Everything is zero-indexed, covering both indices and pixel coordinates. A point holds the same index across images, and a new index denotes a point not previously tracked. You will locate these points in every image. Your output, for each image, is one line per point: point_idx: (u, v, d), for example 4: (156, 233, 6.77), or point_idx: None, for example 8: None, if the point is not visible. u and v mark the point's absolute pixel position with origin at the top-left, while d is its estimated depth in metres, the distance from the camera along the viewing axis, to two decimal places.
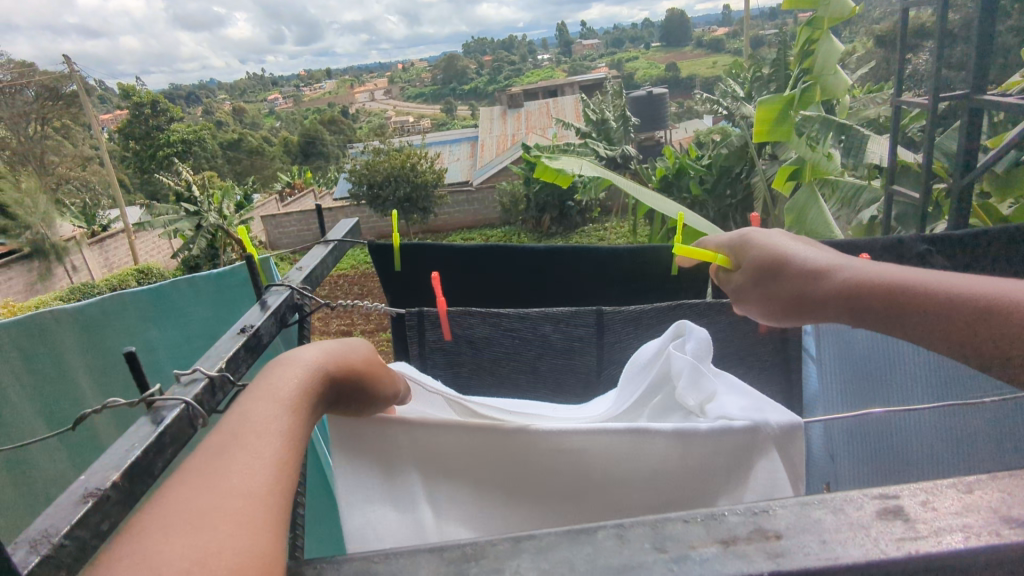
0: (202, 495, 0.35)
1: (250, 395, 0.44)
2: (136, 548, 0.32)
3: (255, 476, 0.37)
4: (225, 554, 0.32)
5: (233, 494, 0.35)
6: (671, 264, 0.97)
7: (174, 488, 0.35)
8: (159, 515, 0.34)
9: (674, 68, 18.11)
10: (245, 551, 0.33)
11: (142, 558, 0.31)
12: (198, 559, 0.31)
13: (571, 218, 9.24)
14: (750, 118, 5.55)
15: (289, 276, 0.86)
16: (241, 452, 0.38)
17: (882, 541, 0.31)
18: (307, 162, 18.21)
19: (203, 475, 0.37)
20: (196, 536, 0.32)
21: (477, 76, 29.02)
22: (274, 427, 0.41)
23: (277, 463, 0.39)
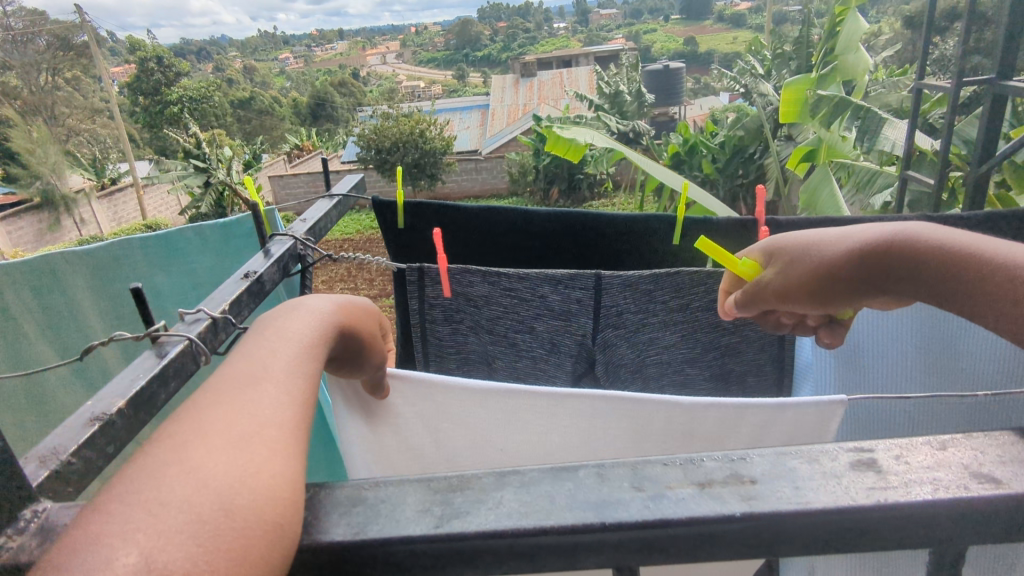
0: (236, 418, 0.36)
1: (270, 336, 0.44)
2: (177, 455, 0.32)
3: (283, 410, 0.38)
4: (267, 473, 0.33)
5: (266, 423, 0.37)
6: (676, 233, 0.98)
7: (208, 412, 0.36)
8: (196, 430, 0.35)
9: (693, 44, 17.78)
10: (281, 473, 0.34)
11: (191, 467, 0.32)
12: (243, 472, 0.33)
13: (580, 191, 9.19)
14: (767, 96, 5.47)
15: (294, 226, 0.87)
16: (273, 385, 0.40)
17: (854, 489, 0.32)
18: (317, 124, 18.12)
19: (236, 402, 0.37)
20: (239, 454, 0.34)
21: (491, 44, 28.59)
22: (302, 370, 0.43)
23: (302, 400, 0.40)
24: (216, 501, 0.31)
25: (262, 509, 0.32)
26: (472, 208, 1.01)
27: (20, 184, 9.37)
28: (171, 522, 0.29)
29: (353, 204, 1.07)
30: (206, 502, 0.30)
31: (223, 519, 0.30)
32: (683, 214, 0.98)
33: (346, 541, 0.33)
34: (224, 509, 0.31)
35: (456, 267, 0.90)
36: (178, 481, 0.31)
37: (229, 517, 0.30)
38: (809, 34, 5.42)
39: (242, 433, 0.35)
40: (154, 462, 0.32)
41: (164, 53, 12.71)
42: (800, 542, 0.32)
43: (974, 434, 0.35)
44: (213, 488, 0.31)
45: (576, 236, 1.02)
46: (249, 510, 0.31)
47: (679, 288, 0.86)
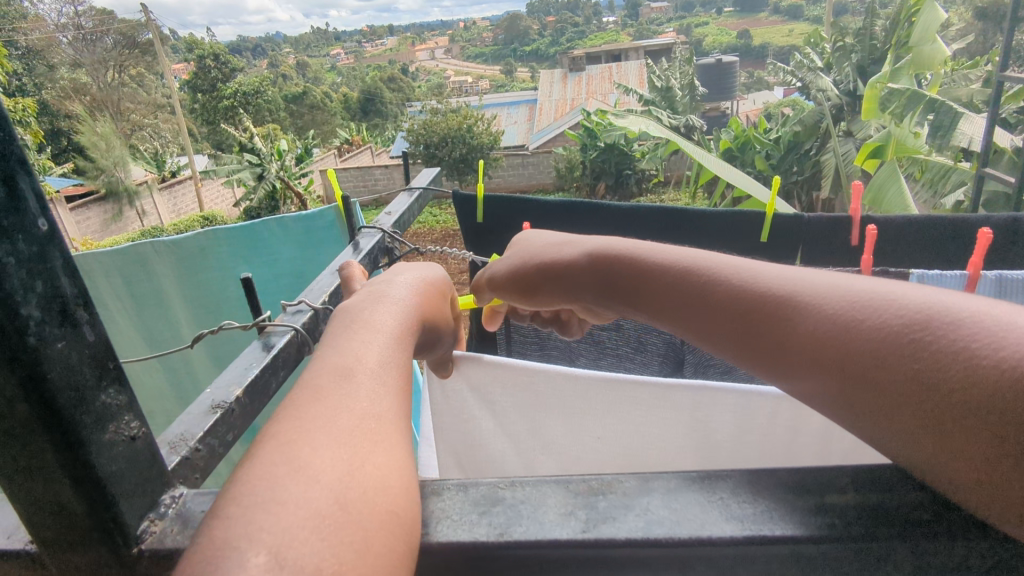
0: (334, 408, 0.34)
1: (359, 322, 0.42)
2: (287, 452, 0.31)
3: (385, 396, 0.36)
4: (374, 466, 0.32)
5: (370, 413, 0.35)
6: (764, 230, 0.96)
7: (308, 403, 0.34)
8: (303, 423, 0.33)
9: (746, 36, 17.31)
10: (388, 463, 0.32)
11: (298, 464, 0.30)
12: (348, 465, 0.31)
13: (628, 187, 9.07)
14: (827, 90, 5.28)
15: (380, 220, 0.88)
16: (367, 367, 0.37)
17: None
18: (365, 119, 18.39)
19: (337, 390, 0.35)
20: (344, 446, 0.32)
21: (538, 38, 28.47)
22: (393, 353, 0.40)
23: (397, 380, 0.38)
24: (329, 497, 0.29)
25: (376, 502, 0.30)
26: (558, 202, 1.02)
27: (88, 177, 9.78)
28: (287, 522, 0.28)
29: (430, 197, 1.07)
30: (319, 499, 0.29)
31: (338, 515, 0.28)
32: (772, 211, 0.96)
33: (491, 543, 0.32)
34: (338, 504, 0.29)
35: None
36: (288, 480, 0.29)
37: (344, 512, 0.29)
38: (874, 25, 5.21)
39: (347, 425, 0.33)
40: (264, 459, 0.31)
41: (221, 50, 13.09)
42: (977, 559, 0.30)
43: None
44: (325, 484, 0.29)
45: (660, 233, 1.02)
46: (362, 504, 0.29)
47: None
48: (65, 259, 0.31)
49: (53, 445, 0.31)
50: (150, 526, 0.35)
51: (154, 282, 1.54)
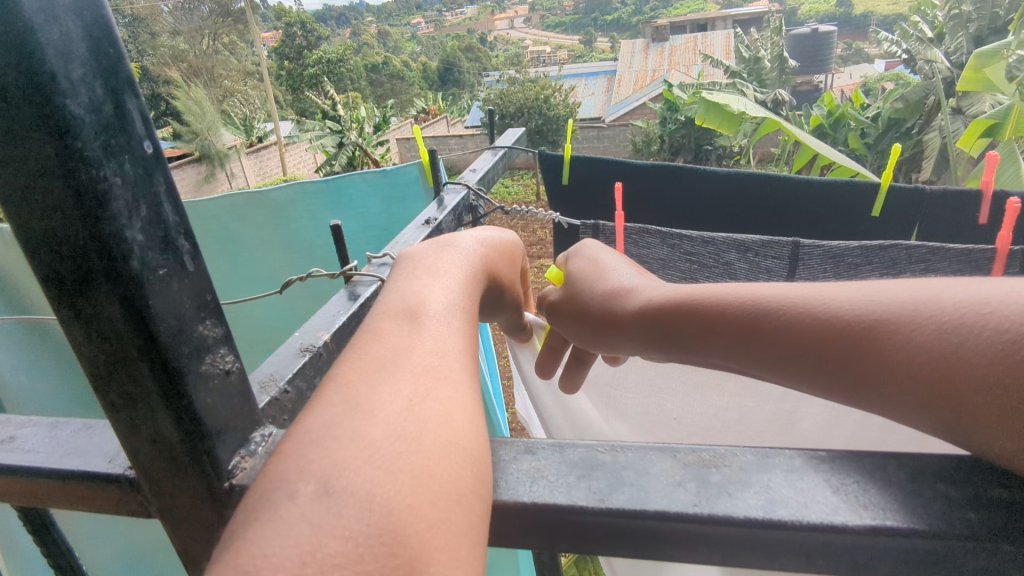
0: (393, 349, 0.32)
1: (417, 271, 0.40)
2: (348, 392, 0.29)
3: (446, 336, 0.34)
4: (435, 403, 0.29)
5: (431, 351, 0.32)
6: (875, 203, 0.89)
7: (366, 347, 0.33)
8: (362, 365, 0.31)
9: (844, 6, 16.20)
10: (451, 398, 0.30)
11: (355, 403, 0.29)
12: (407, 403, 0.29)
13: (707, 163, 8.77)
14: (938, 62, 4.86)
15: (464, 177, 0.86)
16: (429, 313, 0.35)
17: None
18: (443, 89, 18.52)
19: (394, 333, 0.34)
20: (406, 385, 0.30)
21: (620, 7, 27.68)
22: (453, 297, 0.38)
23: (460, 322, 0.36)
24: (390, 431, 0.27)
25: (439, 433, 0.28)
26: (651, 165, 0.97)
27: (182, 139, 10.32)
28: (343, 455, 0.26)
29: (514, 158, 1.04)
30: (379, 434, 0.27)
31: (398, 446, 0.27)
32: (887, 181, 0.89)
33: (587, 509, 0.29)
34: (398, 434, 0.27)
35: (635, 228, 0.87)
36: (343, 418, 0.28)
37: (406, 443, 0.27)
38: None
39: (405, 363, 0.31)
40: (326, 400, 0.30)
41: (308, 18, 13.43)
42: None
43: None
44: (382, 418, 0.28)
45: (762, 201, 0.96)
46: (425, 436, 0.27)
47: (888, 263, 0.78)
48: (167, 185, 0.31)
49: (152, 373, 0.31)
50: (240, 462, 0.35)
51: (249, 234, 1.64)
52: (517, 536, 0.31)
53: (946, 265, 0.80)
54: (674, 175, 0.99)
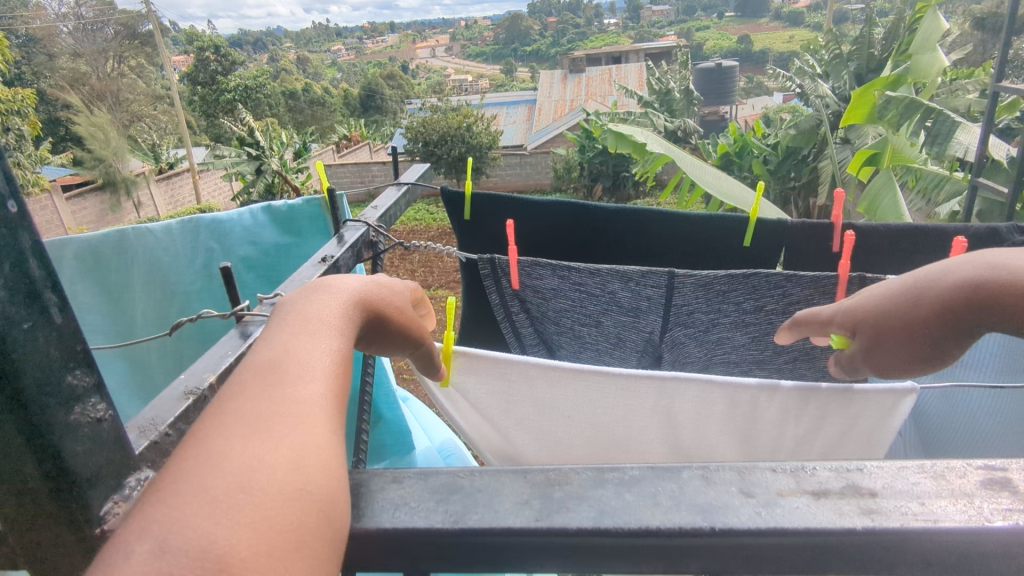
0: (253, 400, 0.34)
1: (290, 317, 0.42)
2: (202, 445, 0.31)
3: (305, 384, 0.36)
4: (289, 451, 0.32)
5: (288, 400, 0.35)
6: (747, 234, 0.98)
7: (228, 401, 0.34)
8: (219, 418, 0.33)
9: (744, 43, 17.39)
10: (302, 445, 0.32)
11: (207, 457, 0.30)
12: (257, 450, 0.31)
13: (624, 189, 9.12)
14: (825, 97, 5.31)
15: (365, 214, 0.88)
16: (298, 362, 0.37)
17: (986, 509, 0.30)
18: (365, 116, 18.41)
19: (259, 384, 0.35)
20: (262, 434, 0.32)
21: (539, 40, 28.56)
22: (322, 341, 0.40)
23: (327, 369, 0.38)
24: (237, 478, 0.29)
25: (286, 481, 0.30)
26: (546, 201, 1.02)
27: (85, 167, 9.74)
28: (184, 510, 0.28)
29: (418, 194, 1.07)
30: (221, 481, 0.29)
31: (242, 497, 0.29)
32: (756, 216, 0.98)
33: (444, 530, 0.32)
34: (242, 486, 0.29)
35: (522, 261, 0.88)
36: (193, 471, 0.30)
37: (247, 494, 0.29)
38: (873, 33, 5.23)
39: (262, 414, 0.33)
40: (181, 451, 0.31)
41: (222, 43, 13.07)
42: (929, 545, 0.30)
43: None
44: (226, 469, 0.30)
45: (648, 232, 1.03)
46: (269, 485, 0.29)
47: (755, 289, 0.81)
48: (34, 243, 0.32)
49: (19, 425, 0.32)
50: (112, 508, 0.36)
51: None
52: (383, 561, 0.34)
53: None
54: (568, 210, 1.04)
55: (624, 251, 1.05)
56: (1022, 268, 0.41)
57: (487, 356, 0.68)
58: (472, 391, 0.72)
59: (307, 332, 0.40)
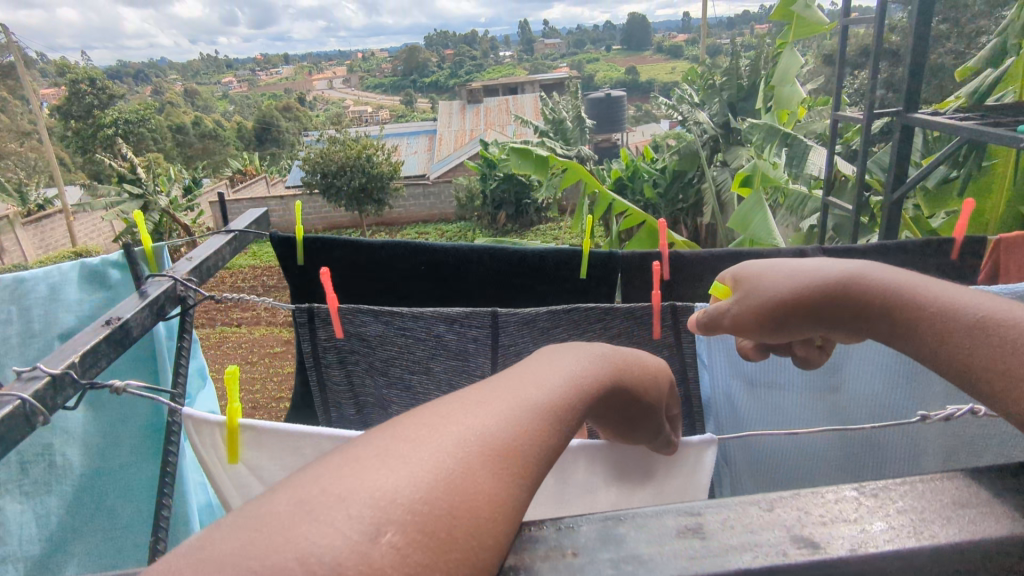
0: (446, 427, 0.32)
1: (523, 370, 0.39)
2: (371, 455, 0.29)
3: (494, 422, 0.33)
4: (470, 479, 0.30)
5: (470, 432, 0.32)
6: (581, 267, 1.06)
7: (411, 420, 0.32)
8: (416, 433, 0.31)
9: (634, 73, 18.34)
10: (480, 489, 0.29)
11: (376, 468, 0.28)
12: (459, 480, 0.29)
13: (527, 215, 9.29)
14: (703, 124, 5.66)
15: (176, 266, 0.82)
16: (515, 417, 0.34)
17: (675, 558, 0.30)
18: (261, 149, 17.79)
19: (442, 413, 0.33)
20: (432, 456, 0.30)
21: (438, 71, 28.84)
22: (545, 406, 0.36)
23: (539, 430, 0.34)
24: (421, 494, 0.27)
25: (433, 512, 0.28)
26: (380, 243, 1.04)
27: None
28: (342, 516, 0.26)
29: (249, 241, 1.02)
30: (403, 488, 0.27)
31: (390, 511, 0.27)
32: (588, 249, 1.07)
33: None
34: (397, 502, 0.27)
35: (347, 307, 0.90)
36: (362, 477, 0.28)
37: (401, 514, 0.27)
38: (740, 65, 5.65)
39: (441, 438, 0.31)
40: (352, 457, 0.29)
41: (97, 76, 12.26)
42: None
43: (813, 491, 0.33)
44: (386, 487, 0.27)
45: (489, 273, 1.08)
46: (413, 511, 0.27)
47: (575, 323, 0.92)
48: None
49: None
50: None
51: None
52: None
53: (639, 317, 0.92)
54: (404, 253, 1.07)
55: (456, 294, 1.11)
56: (877, 276, 0.48)
57: (274, 427, 0.66)
58: (270, 470, 0.68)
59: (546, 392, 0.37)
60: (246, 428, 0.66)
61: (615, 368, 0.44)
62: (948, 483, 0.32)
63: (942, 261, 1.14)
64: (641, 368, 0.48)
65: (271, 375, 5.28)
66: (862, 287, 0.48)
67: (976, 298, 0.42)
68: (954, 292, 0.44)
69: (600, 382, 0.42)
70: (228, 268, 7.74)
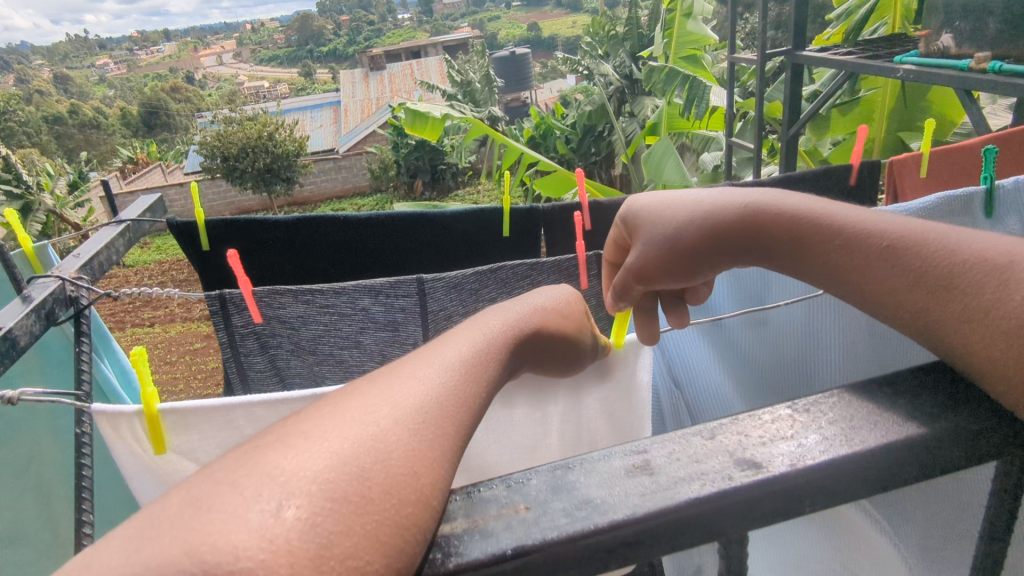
0: (366, 414, 0.31)
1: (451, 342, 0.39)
2: (281, 443, 0.29)
3: (419, 401, 0.33)
4: (393, 461, 0.29)
5: (400, 417, 0.32)
6: (504, 224, 1.06)
7: (335, 411, 0.32)
8: (333, 422, 0.30)
9: (535, 29, 18.22)
10: (407, 467, 0.29)
11: (288, 459, 0.28)
12: (371, 446, 0.29)
13: (444, 182, 9.18)
14: (608, 76, 5.72)
15: (61, 266, 0.75)
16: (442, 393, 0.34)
17: (626, 494, 0.30)
18: (150, 135, 16.56)
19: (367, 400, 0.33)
20: (342, 438, 0.29)
21: (334, 38, 27.60)
22: (469, 377, 0.36)
23: (458, 401, 0.34)
24: (328, 466, 0.28)
25: (344, 487, 0.27)
26: (293, 220, 0.99)
27: None
28: (242, 502, 0.25)
29: (145, 230, 0.94)
30: (307, 464, 0.27)
31: (294, 489, 0.26)
32: (509, 205, 1.06)
33: None
34: (301, 481, 0.27)
35: (264, 289, 0.85)
36: (272, 467, 0.27)
37: (316, 492, 0.26)
38: (638, 15, 5.70)
39: (369, 433, 0.30)
40: (263, 448, 0.29)
41: None
42: (583, 548, 0.29)
43: (751, 415, 0.34)
44: (289, 472, 0.27)
45: (410, 238, 1.06)
46: (325, 488, 0.27)
47: (502, 282, 0.91)
48: None
49: None
50: None
51: None
52: None
53: (564, 270, 0.93)
54: (320, 228, 1.03)
55: (379, 264, 1.07)
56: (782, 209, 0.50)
57: (200, 405, 0.65)
58: (204, 452, 0.67)
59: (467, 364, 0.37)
60: (169, 412, 0.64)
61: (530, 322, 0.46)
62: (871, 391, 0.34)
63: (839, 186, 1.21)
64: (561, 314, 0.50)
65: (193, 373, 5.03)
66: (768, 220, 0.50)
67: (871, 222, 0.45)
68: (856, 213, 0.46)
69: (516, 335, 0.43)
70: (130, 266, 7.25)
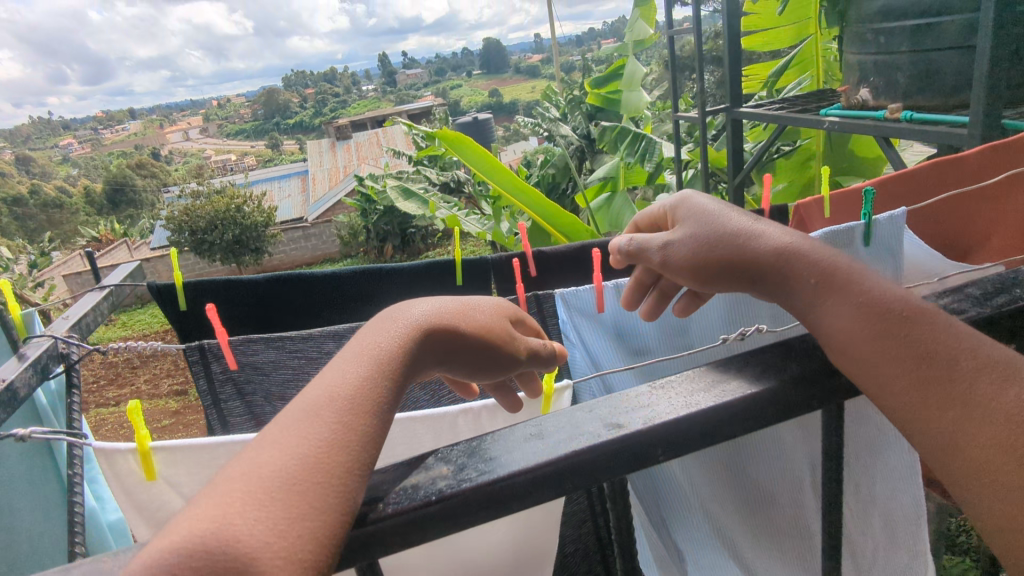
0: (311, 422, 0.36)
1: (367, 329, 0.46)
2: (247, 462, 0.34)
3: (342, 389, 0.39)
4: (341, 457, 0.35)
5: (332, 406, 0.38)
6: (456, 274, 1.17)
7: (276, 425, 0.36)
8: (280, 432, 0.35)
9: (497, 95, 18.99)
10: (341, 451, 0.35)
11: (252, 474, 0.33)
12: (323, 445, 0.35)
13: (414, 243, 9.34)
14: (569, 137, 6.02)
15: (52, 326, 0.83)
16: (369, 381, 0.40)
17: (524, 453, 0.40)
18: (116, 211, 16.54)
19: (307, 408, 0.37)
20: (292, 443, 0.35)
21: (300, 110, 28.27)
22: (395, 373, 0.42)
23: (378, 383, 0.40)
24: (284, 464, 0.33)
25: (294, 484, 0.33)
26: (262, 279, 1.09)
27: None
28: (238, 517, 0.31)
29: (126, 294, 1.03)
30: (266, 466, 0.33)
31: (271, 490, 0.32)
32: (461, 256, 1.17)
33: None
34: (274, 484, 0.32)
35: (239, 339, 0.94)
36: (247, 481, 0.32)
37: (285, 488, 0.32)
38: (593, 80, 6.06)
39: (304, 427, 0.36)
40: (233, 469, 0.33)
41: None
42: (491, 492, 0.38)
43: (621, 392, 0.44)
44: (259, 486, 0.32)
45: (372, 290, 1.16)
46: (282, 481, 0.33)
47: None
48: None
49: None
50: None
51: None
52: None
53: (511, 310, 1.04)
54: (289, 283, 1.12)
55: (344, 314, 1.17)
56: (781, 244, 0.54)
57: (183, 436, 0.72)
58: (187, 484, 0.75)
59: (377, 358, 0.42)
60: (159, 450, 0.72)
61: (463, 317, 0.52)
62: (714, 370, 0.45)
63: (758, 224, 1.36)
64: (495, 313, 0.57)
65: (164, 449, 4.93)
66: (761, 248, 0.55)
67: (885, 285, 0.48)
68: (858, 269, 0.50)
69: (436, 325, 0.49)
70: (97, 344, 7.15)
